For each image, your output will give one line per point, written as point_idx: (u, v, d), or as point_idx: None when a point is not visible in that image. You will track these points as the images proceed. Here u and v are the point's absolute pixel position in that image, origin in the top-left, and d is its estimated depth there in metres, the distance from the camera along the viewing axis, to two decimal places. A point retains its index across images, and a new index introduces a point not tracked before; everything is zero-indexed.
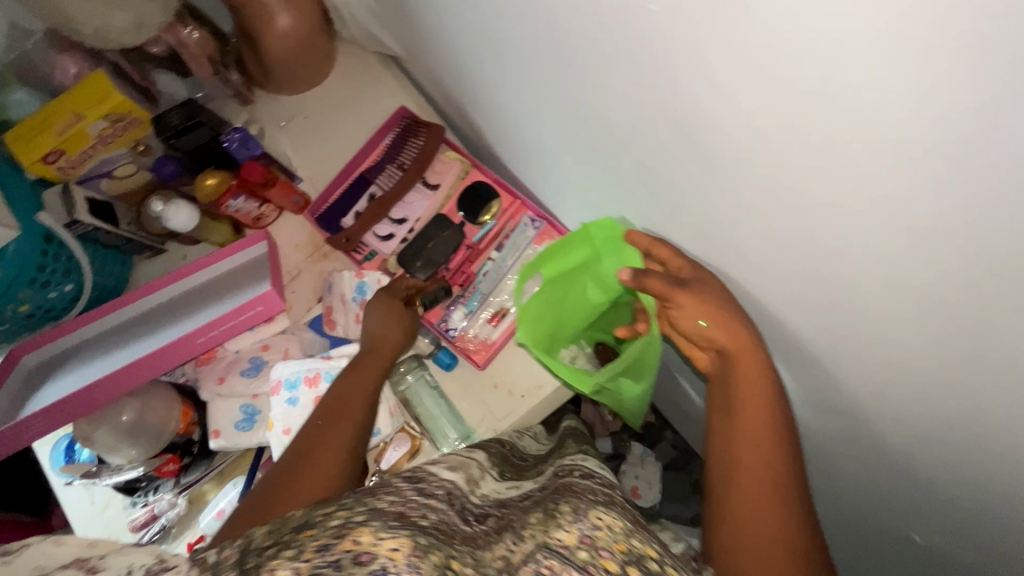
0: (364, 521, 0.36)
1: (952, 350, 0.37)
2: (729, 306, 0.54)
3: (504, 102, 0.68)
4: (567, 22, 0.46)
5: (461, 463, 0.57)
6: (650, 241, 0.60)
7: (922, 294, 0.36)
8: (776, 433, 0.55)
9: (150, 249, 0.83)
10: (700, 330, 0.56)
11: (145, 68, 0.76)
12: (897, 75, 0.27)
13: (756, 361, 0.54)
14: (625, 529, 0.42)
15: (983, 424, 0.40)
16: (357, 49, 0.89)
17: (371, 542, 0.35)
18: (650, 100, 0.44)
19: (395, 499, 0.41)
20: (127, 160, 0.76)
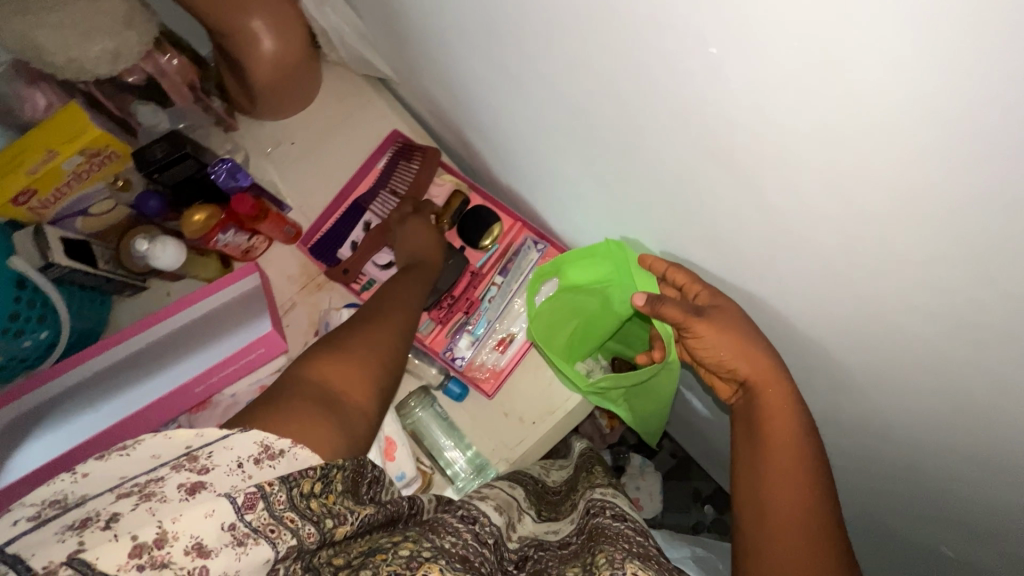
0: (433, 560, 0.37)
1: (995, 379, 0.37)
2: (753, 336, 0.54)
3: (506, 127, 0.67)
4: (582, 58, 0.44)
5: (506, 503, 0.55)
6: (668, 265, 0.58)
7: (967, 328, 0.35)
8: (814, 464, 0.53)
9: (131, 287, 0.78)
10: (720, 362, 0.56)
11: (121, 98, 0.71)
12: (946, 124, 0.26)
13: (781, 391, 0.54)
14: None
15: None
16: (345, 72, 0.86)
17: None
18: (672, 133, 0.43)
19: (456, 541, 0.43)
20: (105, 196, 0.71)
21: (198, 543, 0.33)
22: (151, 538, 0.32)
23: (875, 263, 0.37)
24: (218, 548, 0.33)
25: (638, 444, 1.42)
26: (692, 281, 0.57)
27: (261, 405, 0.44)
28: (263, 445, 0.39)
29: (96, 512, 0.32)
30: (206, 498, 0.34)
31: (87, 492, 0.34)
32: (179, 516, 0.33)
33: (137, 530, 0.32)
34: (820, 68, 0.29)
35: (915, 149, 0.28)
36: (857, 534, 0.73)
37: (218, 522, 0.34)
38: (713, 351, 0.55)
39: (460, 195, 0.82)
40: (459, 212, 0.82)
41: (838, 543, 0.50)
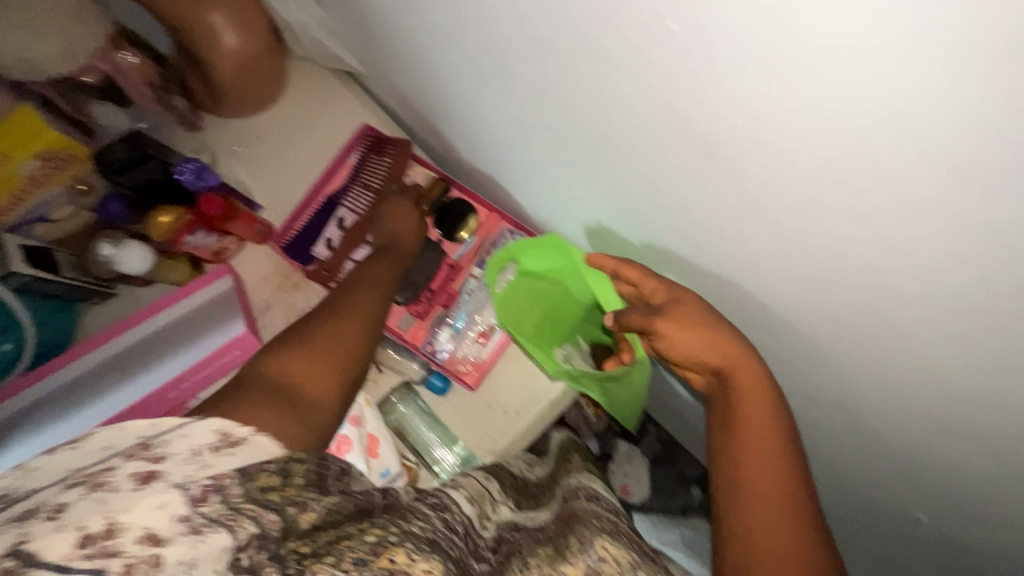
0: (398, 543, 0.40)
1: (960, 348, 0.38)
2: (717, 324, 0.56)
3: (478, 116, 0.66)
4: (548, 39, 0.44)
5: (479, 493, 0.54)
6: (618, 262, 0.61)
7: (931, 299, 0.36)
8: (786, 442, 0.55)
9: (99, 294, 0.76)
10: (689, 354, 0.57)
11: (76, 98, 0.68)
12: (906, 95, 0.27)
13: (756, 377, 0.55)
14: (630, 561, 0.46)
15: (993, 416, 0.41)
16: (312, 67, 0.84)
17: (405, 563, 0.39)
18: (640, 112, 0.43)
19: (424, 526, 0.44)
20: (65, 201, 0.69)
21: (150, 533, 0.31)
22: (99, 531, 0.30)
23: (841, 237, 0.38)
24: (173, 537, 0.32)
25: (624, 431, 1.42)
26: (646, 276, 0.59)
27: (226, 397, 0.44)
28: (221, 434, 0.38)
29: (45, 502, 0.31)
30: (160, 488, 0.33)
31: (35, 485, 0.33)
32: (129, 508, 0.31)
33: (84, 521, 0.30)
34: (782, 39, 0.29)
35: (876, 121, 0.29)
36: (835, 506, 0.76)
37: (171, 513, 0.33)
38: (678, 346, 0.57)
39: (439, 185, 0.80)
40: (439, 202, 0.80)
41: (809, 517, 0.52)
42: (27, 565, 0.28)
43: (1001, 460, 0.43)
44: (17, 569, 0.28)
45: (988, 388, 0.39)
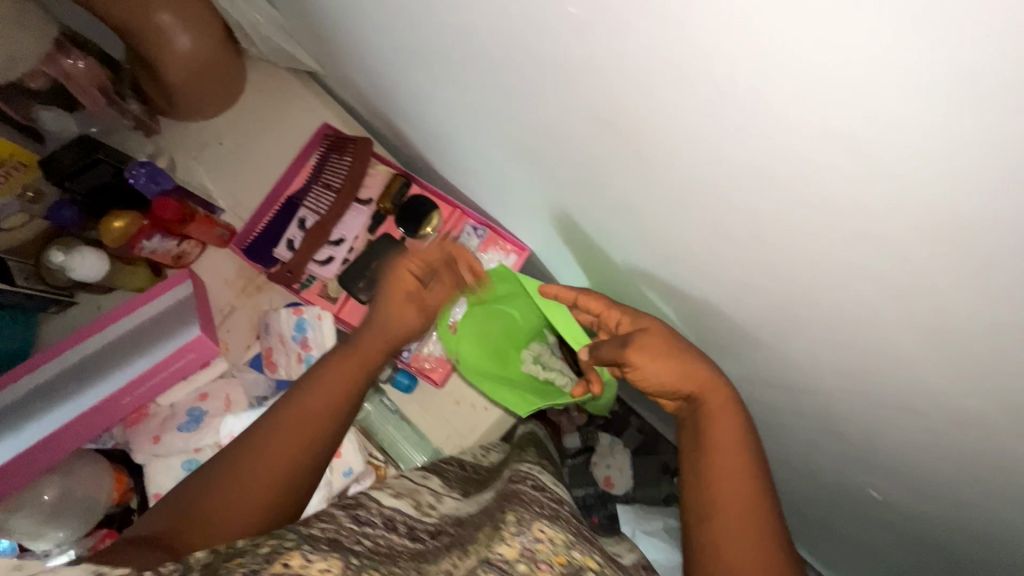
0: (294, 547, 0.38)
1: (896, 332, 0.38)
2: (687, 353, 0.55)
3: (431, 112, 0.66)
4: (475, 33, 0.43)
5: (411, 489, 0.56)
6: (578, 293, 0.62)
7: None
8: (748, 451, 0.52)
9: (57, 303, 0.74)
10: (663, 386, 0.55)
11: (25, 104, 0.66)
12: None
13: (725, 398, 0.54)
14: (565, 542, 0.49)
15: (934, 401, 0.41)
16: (270, 67, 0.84)
17: (300, 565, 0.37)
18: (567, 103, 0.42)
19: (328, 527, 0.43)
20: (17, 210, 0.67)
21: None
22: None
23: None
24: None
25: (605, 423, 1.43)
26: (610, 308, 0.60)
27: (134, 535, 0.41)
28: None
29: None
30: None
31: None
32: None
33: None
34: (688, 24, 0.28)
35: None
36: (801, 492, 0.76)
37: None
38: (654, 378, 0.55)
39: (399, 179, 0.80)
40: (400, 195, 0.80)
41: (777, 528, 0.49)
42: None
43: (935, 441, 0.44)
44: None
45: (910, 377, 0.39)
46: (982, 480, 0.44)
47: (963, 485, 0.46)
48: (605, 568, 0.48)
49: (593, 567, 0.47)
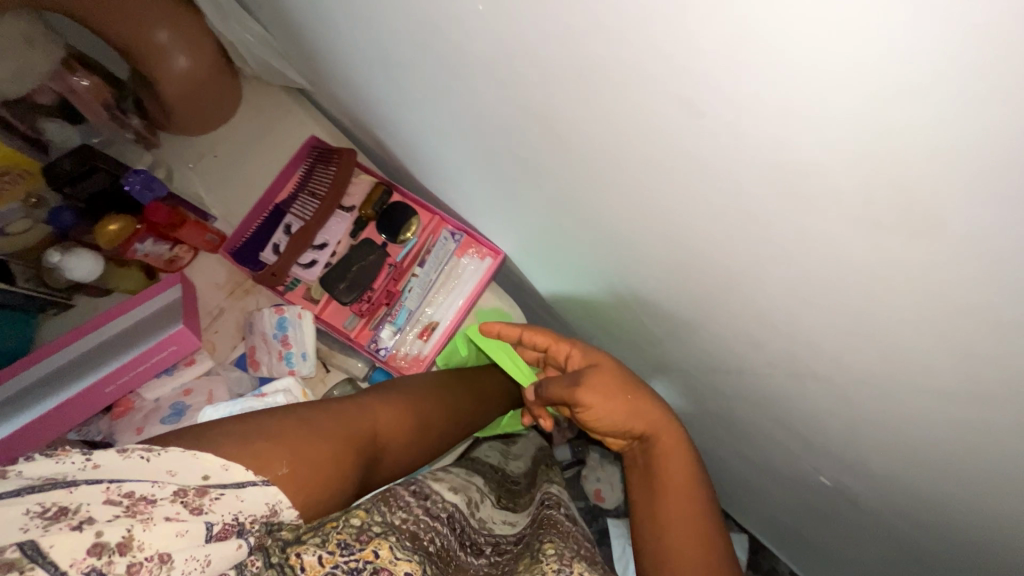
0: (383, 536, 0.39)
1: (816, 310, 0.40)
2: (635, 389, 0.58)
3: (405, 122, 0.70)
4: (428, 40, 0.47)
5: (463, 485, 0.56)
6: (523, 330, 0.67)
7: (775, 257, 0.38)
8: (704, 490, 0.54)
9: (56, 305, 0.79)
10: (613, 424, 0.56)
11: (32, 118, 0.71)
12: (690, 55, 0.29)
13: (676, 437, 0.56)
14: None
15: (865, 379, 0.42)
16: (262, 86, 0.89)
17: (388, 559, 0.37)
18: (512, 99, 0.46)
19: (408, 516, 0.43)
20: (20, 215, 0.70)
21: (162, 555, 0.31)
22: (114, 540, 0.30)
23: (694, 203, 0.40)
24: (184, 563, 0.31)
25: (597, 435, 1.43)
26: (557, 342, 0.65)
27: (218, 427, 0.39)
28: (273, 505, 0.37)
29: (76, 509, 0.30)
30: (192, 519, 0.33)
31: (78, 479, 0.31)
32: (136, 535, 0.31)
33: (103, 527, 0.30)
34: (592, 22, 0.32)
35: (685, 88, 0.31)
36: (774, 496, 0.76)
37: (190, 542, 0.32)
38: (606, 415, 0.56)
39: (380, 187, 0.84)
40: (381, 203, 0.84)
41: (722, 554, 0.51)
42: (30, 560, 0.27)
43: (861, 413, 0.46)
44: (19, 561, 0.27)
45: (829, 344, 0.42)
46: (921, 462, 0.45)
47: (893, 462, 0.48)
48: None
49: None
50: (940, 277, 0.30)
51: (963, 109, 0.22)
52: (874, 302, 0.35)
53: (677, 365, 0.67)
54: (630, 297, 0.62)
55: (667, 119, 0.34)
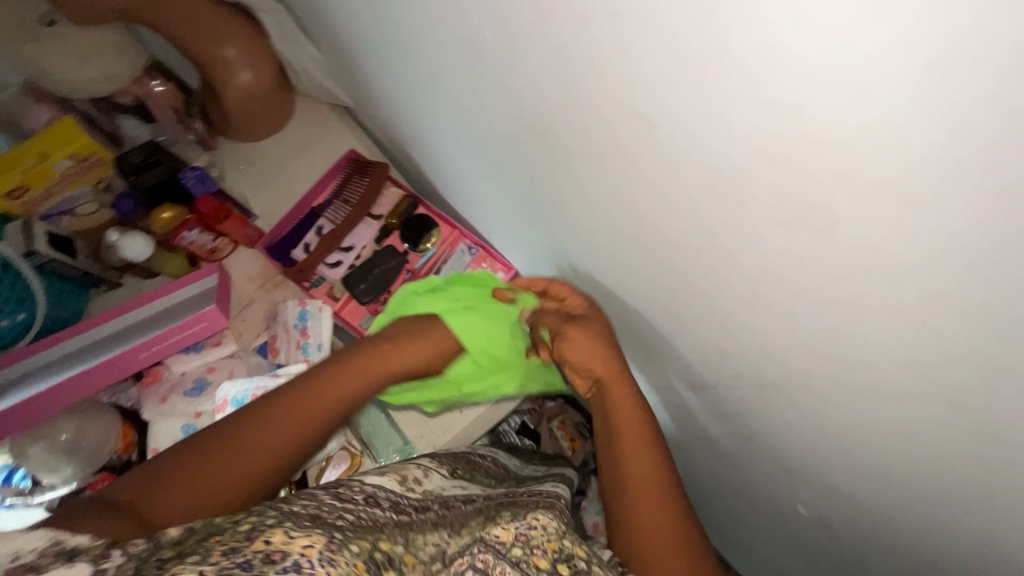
0: (275, 525, 0.38)
1: (790, 332, 0.41)
2: (606, 343, 0.67)
3: (433, 140, 0.76)
4: (456, 60, 0.54)
5: (400, 468, 0.59)
6: (551, 281, 0.72)
7: (748, 279, 0.41)
8: (653, 448, 0.66)
9: (105, 282, 0.87)
10: (580, 361, 0.68)
11: (112, 115, 0.84)
12: (669, 76, 0.33)
13: (627, 392, 0.67)
14: (556, 533, 0.55)
15: (839, 408, 0.43)
16: (311, 101, 0.98)
17: (282, 542, 0.36)
18: (524, 116, 0.51)
19: (309, 504, 0.44)
20: (90, 198, 0.82)
21: None
22: None
23: (675, 224, 0.44)
24: None
25: None
26: (573, 294, 0.70)
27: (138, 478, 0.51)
28: (52, 541, 0.35)
29: None
30: None
31: None
32: None
33: None
34: (590, 44, 0.37)
35: (665, 106, 0.35)
36: (767, 535, 0.75)
37: None
38: (577, 351, 0.67)
39: (407, 199, 0.91)
40: (407, 214, 0.90)
41: (676, 508, 0.64)
42: None
43: (833, 440, 0.46)
44: None
45: (799, 364, 0.43)
46: (895, 496, 0.45)
47: (869, 492, 0.48)
48: (592, 560, 0.53)
49: (582, 559, 0.53)
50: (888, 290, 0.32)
51: (904, 123, 0.25)
52: (834, 317, 0.37)
53: (670, 385, 0.68)
54: (628, 317, 0.65)
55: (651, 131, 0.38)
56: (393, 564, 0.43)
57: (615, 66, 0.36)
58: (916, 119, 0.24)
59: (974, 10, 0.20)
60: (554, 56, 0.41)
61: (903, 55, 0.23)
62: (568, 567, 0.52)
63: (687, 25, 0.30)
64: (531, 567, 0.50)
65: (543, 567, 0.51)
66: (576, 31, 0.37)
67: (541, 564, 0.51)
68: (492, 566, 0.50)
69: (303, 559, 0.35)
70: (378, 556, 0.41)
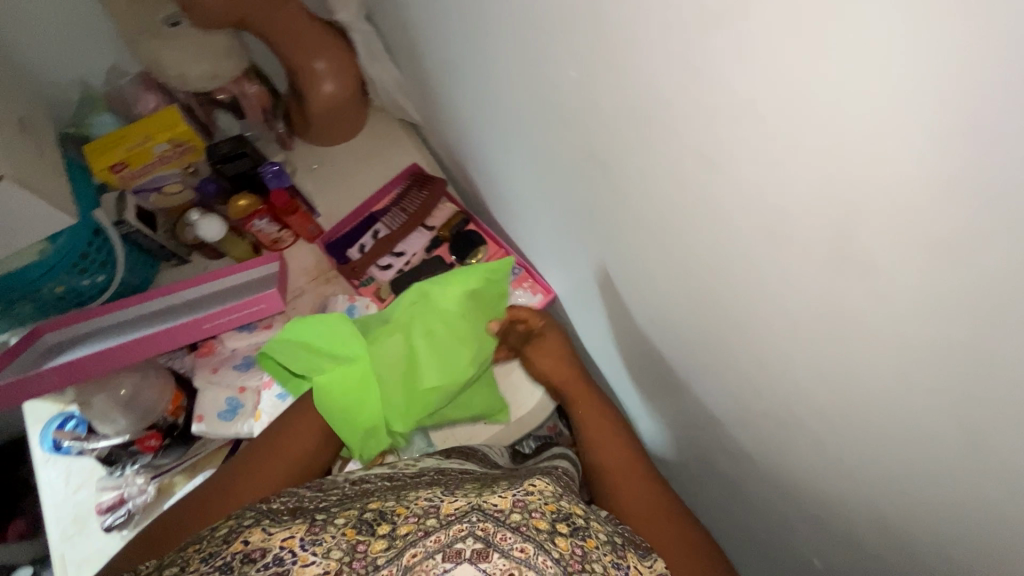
0: (251, 526, 0.49)
1: (824, 379, 0.43)
2: (565, 351, 0.85)
3: (492, 162, 0.82)
4: (527, 92, 0.59)
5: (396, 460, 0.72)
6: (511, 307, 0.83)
7: (784, 325, 0.43)
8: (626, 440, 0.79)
9: (176, 258, 0.95)
10: (546, 368, 0.85)
11: (209, 108, 0.93)
12: (725, 130, 0.36)
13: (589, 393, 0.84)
14: (554, 494, 0.55)
15: (866, 459, 0.44)
16: (384, 115, 1.06)
17: (259, 540, 0.47)
18: (584, 147, 0.55)
19: (289, 497, 0.55)
20: (177, 179, 0.89)
21: None
22: None
23: (716, 264, 0.46)
24: None
25: None
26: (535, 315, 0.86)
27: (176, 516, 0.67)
28: None
29: None
30: None
31: None
32: None
33: None
34: (654, 88, 0.41)
35: (714, 157, 0.39)
36: None
37: None
38: (546, 356, 0.84)
39: (460, 215, 0.97)
40: (458, 228, 0.96)
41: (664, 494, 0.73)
42: None
43: (851, 491, 0.48)
44: None
45: (824, 412, 0.45)
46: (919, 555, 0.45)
47: (888, 546, 0.48)
48: (589, 516, 0.55)
49: (581, 515, 0.54)
50: (910, 351, 0.34)
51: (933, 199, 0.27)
52: (864, 373, 0.39)
53: (695, 422, 0.70)
54: (660, 350, 0.67)
55: (704, 179, 0.41)
56: (386, 518, 0.51)
57: (674, 113, 0.40)
58: (934, 215, 0.27)
59: (980, 143, 0.24)
60: (620, 95, 0.45)
61: (925, 165, 0.26)
62: (567, 525, 0.51)
63: (735, 84, 0.33)
64: (532, 529, 0.49)
65: (544, 528, 0.49)
66: (645, 76, 0.41)
67: (541, 525, 0.50)
68: (491, 533, 0.47)
69: (283, 552, 0.46)
70: (369, 517, 0.51)
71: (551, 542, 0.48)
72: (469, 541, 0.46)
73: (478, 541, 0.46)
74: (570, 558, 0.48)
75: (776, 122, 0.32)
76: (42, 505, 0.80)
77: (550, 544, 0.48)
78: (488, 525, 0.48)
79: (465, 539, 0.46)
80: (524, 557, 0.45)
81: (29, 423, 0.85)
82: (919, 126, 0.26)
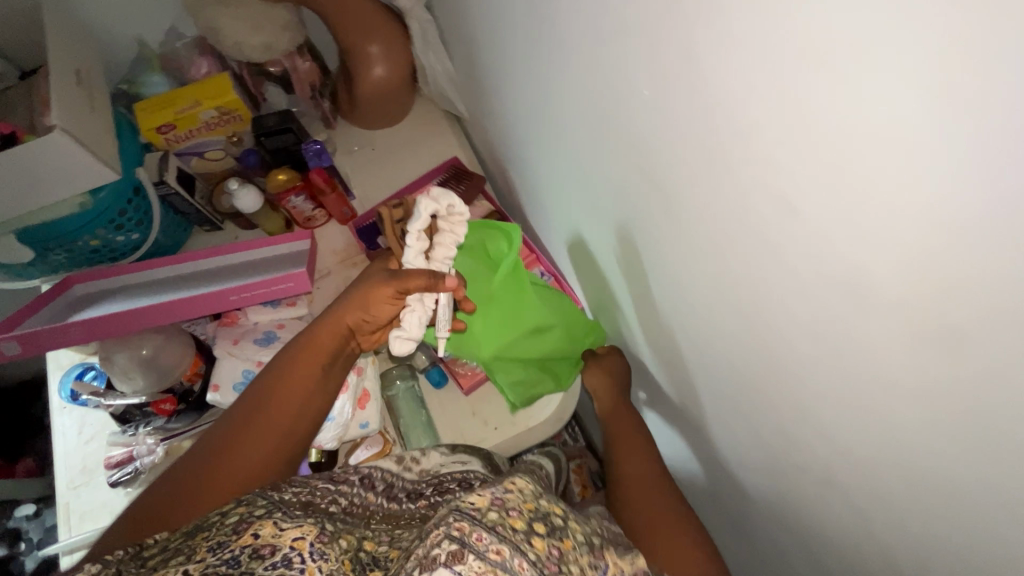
0: (263, 519, 0.46)
1: (865, 447, 0.40)
2: (616, 371, 0.79)
3: (534, 166, 0.80)
4: (579, 103, 0.56)
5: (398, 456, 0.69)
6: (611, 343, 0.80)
7: (829, 387, 0.41)
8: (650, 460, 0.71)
9: (210, 224, 0.95)
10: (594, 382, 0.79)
11: (259, 79, 0.94)
12: (788, 185, 0.34)
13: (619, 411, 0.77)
14: (533, 492, 0.51)
15: (902, 531, 0.42)
16: (431, 105, 1.05)
17: (271, 535, 0.44)
18: (631, 171, 0.53)
19: (298, 492, 0.52)
20: (220, 147, 0.90)
21: None
22: None
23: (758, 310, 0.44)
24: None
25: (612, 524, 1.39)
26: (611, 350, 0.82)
27: (139, 505, 0.55)
28: None
29: None
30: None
31: None
32: None
33: None
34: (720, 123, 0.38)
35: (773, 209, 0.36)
36: None
37: None
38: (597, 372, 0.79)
39: (495, 214, 0.95)
40: None
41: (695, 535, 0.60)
42: None
43: (885, 558, 0.45)
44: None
45: (859, 478, 0.42)
46: None
47: None
48: (567, 513, 0.51)
49: (558, 513, 0.50)
50: (970, 444, 0.31)
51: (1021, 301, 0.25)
52: (909, 450, 0.36)
53: (714, 458, 0.68)
54: (685, 383, 0.65)
55: (758, 227, 0.39)
56: (379, 560, 0.49)
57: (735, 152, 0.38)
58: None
59: None
60: (680, 122, 0.42)
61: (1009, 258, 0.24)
62: (544, 523, 0.48)
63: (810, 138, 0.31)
64: (508, 530, 0.45)
65: (520, 528, 0.46)
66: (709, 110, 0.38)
67: (517, 525, 0.46)
68: (467, 533, 0.43)
69: (293, 553, 0.43)
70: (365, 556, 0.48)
71: (528, 543, 0.45)
72: (444, 544, 0.42)
73: (453, 542, 0.42)
74: (546, 558, 0.45)
75: (849, 188, 0.30)
76: (53, 453, 0.82)
77: (527, 545, 0.45)
78: (465, 526, 0.44)
79: (441, 543, 0.42)
80: (499, 559, 0.42)
81: (50, 370, 0.86)
82: (997, 201, 0.23)
